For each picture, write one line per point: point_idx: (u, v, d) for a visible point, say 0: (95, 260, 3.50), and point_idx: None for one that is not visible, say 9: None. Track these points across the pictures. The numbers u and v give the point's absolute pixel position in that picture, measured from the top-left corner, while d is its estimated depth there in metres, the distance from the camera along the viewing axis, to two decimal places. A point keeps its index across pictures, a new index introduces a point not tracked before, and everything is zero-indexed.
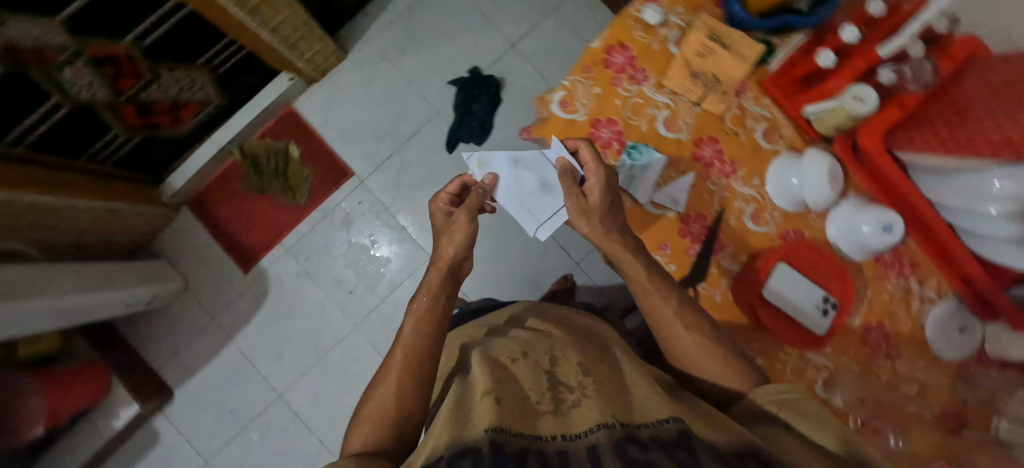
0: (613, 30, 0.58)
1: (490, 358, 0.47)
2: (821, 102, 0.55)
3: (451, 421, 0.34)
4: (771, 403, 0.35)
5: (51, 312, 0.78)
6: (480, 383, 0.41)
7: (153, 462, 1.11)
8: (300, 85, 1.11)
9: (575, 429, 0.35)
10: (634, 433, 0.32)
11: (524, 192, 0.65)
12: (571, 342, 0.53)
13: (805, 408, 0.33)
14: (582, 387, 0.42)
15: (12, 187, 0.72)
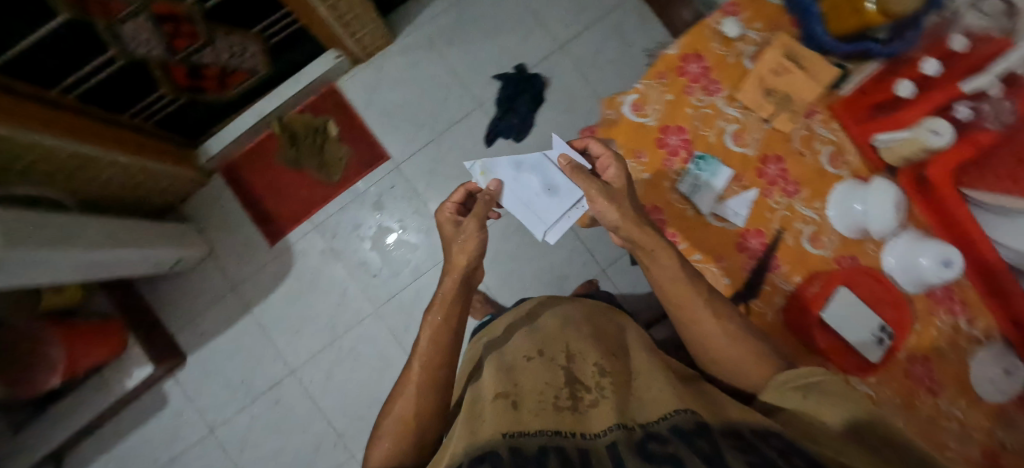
0: (690, 39, 0.58)
1: (509, 365, 0.53)
2: (895, 131, 0.55)
3: (475, 430, 0.41)
4: (794, 388, 0.40)
5: (76, 263, 0.76)
6: (500, 389, 0.48)
7: (160, 423, 1.12)
8: (345, 64, 1.11)
9: (593, 429, 0.40)
10: (655, 430, 0.36)
11: (528, 198, 0.67)
12: (587, 336, 0.55)
13: (823, 389, 0.38)
14: (599, 386, 0.46)
15: (62, 133, 0.74)
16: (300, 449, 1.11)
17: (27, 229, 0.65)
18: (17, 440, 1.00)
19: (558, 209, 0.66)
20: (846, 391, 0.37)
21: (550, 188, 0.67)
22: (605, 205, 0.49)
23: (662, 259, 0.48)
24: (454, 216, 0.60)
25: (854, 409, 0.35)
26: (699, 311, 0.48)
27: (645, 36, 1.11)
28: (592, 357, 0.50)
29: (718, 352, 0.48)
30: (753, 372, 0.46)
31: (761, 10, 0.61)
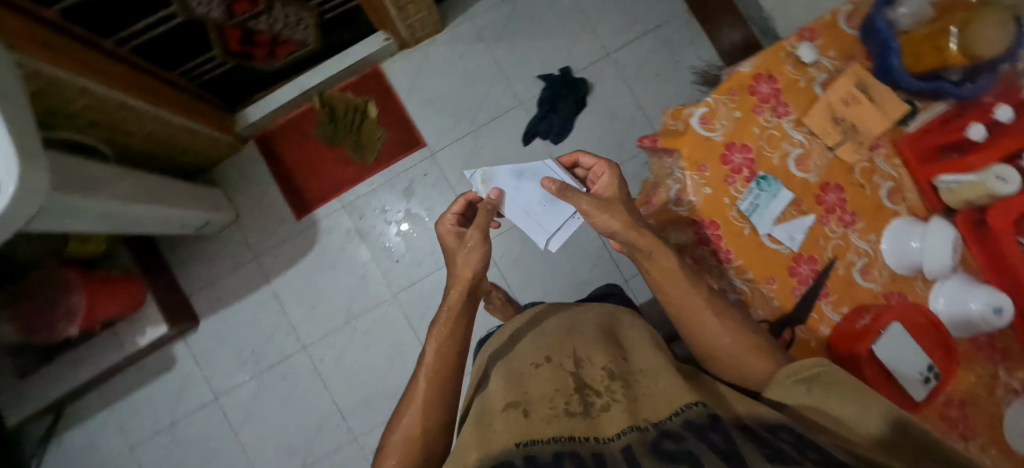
0: (765, 59, 0.60)
1: (511, 371, 0.46)
2: (959, 174, 0.56)
3: (482, 443, 0.36)
4: (801, 381, 0.39)
5: (109, 216, 0.74)
6: (504, 399, 0.41)
7: (166, 384, 1.12)
8: (392, 47, 1.10)
9: (607, 433, 0.35)
10: (669, 427, 0.32)
11: (528, 207, 0.66)
12: (597, 336, 0.49)
13: (831, 380, 0.37)
14: (610, 389, 0.40)
15: (109, 82, 0.73)
16: (303, 426, 1.10)
17: (71, 176, 0.65)
18: (25, 384, 1.00)
19: (558, 219, 0.65)
20: (855, 380, 0.35)
21: (549, 198, 0.65)
22: (606, 216, 0.50)
23: (660, 259, 0.50)
24: (455, 228, 0.60)
25: (863, 403, 0.33)
26: (702, 313, 0.49)
27: (693, 54, 1.12)
28: (602, 357, 0.44)
29: (724, 355, 0.47)
30: (752, 364, 0.45)
31: (836, 39, 0.61)
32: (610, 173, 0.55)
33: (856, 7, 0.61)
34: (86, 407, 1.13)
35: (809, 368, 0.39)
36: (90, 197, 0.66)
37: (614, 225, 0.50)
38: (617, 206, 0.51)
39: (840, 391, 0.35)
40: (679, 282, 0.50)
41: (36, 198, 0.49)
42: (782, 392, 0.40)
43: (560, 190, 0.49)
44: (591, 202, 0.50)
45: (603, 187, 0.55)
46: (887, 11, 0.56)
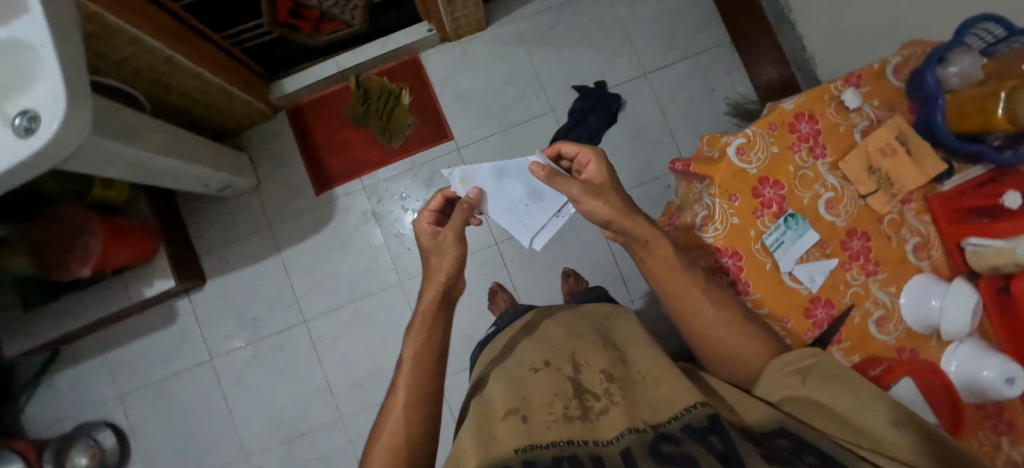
0: (808, 98, 0.60)
1: (509, 377, 0.46)
2: (987, 238, 0.55)
3: (482, 448, 0.35)
4: (795, 370, 0.41)
5: (139, 166, 0.75)
6: (504, 404, 0.41)
7: (165, 337, 1.13)
8: (434, 39, 1.12)
9: (606, 434, 0.35)
10: (668, 431, 0.32)
11: (509, 204, 0.55)
12: (594, 339, 0.49)
13: (825, 370, 0.40)
14: (608, 392, 0.40)
15: (156, 35, 0.73)
16: (292, 399, 1.11)
17: (113, 121, 0.66)
18: (28, 319, 1.01)
19: (546, 214, 0.55)
20: (845, 373, 0.39)
21: (534, 190, 0.55)
22: (596, 203, 0.45)
23: (657, 249, 0.48)
24: (432, 226, 0.51)
25: (857, 392, 0.37)
26: (697, 301, 0.47)
27: (728, 85, 1.13)
28: (599, 363, 0.44)
29: (719, 341, 0.47)
30: (745, 356, 0.46)
31: (881, 88, 0.62)
32: (597, 158, 0.48)
33: (905, 59, 0.61)
34: (82, 350, 1.13)
35: (800, 360, 0.42)
36: (125, 145, 0.67)
37: (605, 214, 0.45)
38: (608, 192, 0.47)
39: (832, 384, 0.38)
40: (676, 273, 0.48)
41: (79, 138, 0.49)
42: (772, 383, 0.42)
43: (550, 174, 0.44)
44: (582, 187, 0.45)
45: (592, 175, 0.48)
46: (939, 67, 0.56)
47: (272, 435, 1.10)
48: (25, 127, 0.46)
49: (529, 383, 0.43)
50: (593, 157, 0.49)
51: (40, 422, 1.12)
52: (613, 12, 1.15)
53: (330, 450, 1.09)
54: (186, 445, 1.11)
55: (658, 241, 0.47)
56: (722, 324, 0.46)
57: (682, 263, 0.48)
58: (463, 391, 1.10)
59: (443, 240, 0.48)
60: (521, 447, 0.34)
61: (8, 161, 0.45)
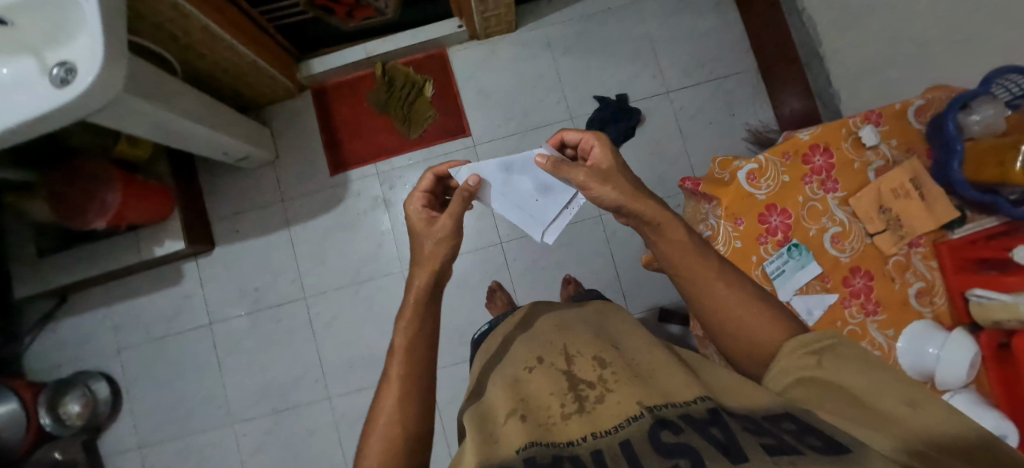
0: (826, 131, 0.61)
1: (503, 381, 0.41)
2: (993, 291, 0.54)
3: (479, 450, 0.31)
4: (808, 353, 0.33)
5: (163, 126, 0.76)
6: (502, 407, 0.36)
7: (168, 297, 1.16)
8: (463, 36, 1.14)
9: (604, 425, 0.31)
10: (664, 416, 0.28)
11: (514, 196, 0.53)
12: (585, 331, 0.45)
13: (844, 353, 0.32)
14: (602, 379, 0.36)
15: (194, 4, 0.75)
16: (284, 372, 1.12)
17: (144, 81, 0.68)
18: (41, 264, 1.04)
19: (554, 208, 0.52)
20: (872, 360, 0.31)
21: (541, 183, 0.52)
22: (605, 188, 0.40)
23: (671, 234, 0.40)
24: (425, 209, 0.50)
25: (883, 377, 0.29)
26: (716, 286, 0.40)
27: (749, 112, 1.13)
28: (590, 350, 0.40)
29: (735, 326, 0.39)
30: (765, 339, 0.37)
31: (901, 129, 0.62)
32: (600, 143, 0.45)
33: (929, 102, 0.60)
34: (88, 300, 1.16)
35: (817, 342, 0.34)
36: (154, 105, 0.69)
37: (616, 198, 0.40)
38: (615, 176, 0.42)
39: (854, 367, 0.30)
40: (690, 254, 0.40)
41: (111, 94, 0.51)
42: (780, 367, 0.33)
43: (555, 162, 0.43)
44: (589, 173, 0.41)
45: (597, 158, 0.45)
46: (961, 113, 0.56)
47: (259, 406, 1.12)
48: (62, 77, 0.48)
49: (523, 383, 0.39)
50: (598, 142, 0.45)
51: (40, 365, 1.15)
52: (642, 27, 1.16)
53: (315, 427, 1.10)
54: (176, 405, 1.13)
55: (673, 225, 0.40)
56: (740, 309, 0.39)
57: (700, 244, 0.41)
58: (452, 384, 1.10)
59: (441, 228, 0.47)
60: (525, 445, 0.30)
61: (44, 108, 0.47)
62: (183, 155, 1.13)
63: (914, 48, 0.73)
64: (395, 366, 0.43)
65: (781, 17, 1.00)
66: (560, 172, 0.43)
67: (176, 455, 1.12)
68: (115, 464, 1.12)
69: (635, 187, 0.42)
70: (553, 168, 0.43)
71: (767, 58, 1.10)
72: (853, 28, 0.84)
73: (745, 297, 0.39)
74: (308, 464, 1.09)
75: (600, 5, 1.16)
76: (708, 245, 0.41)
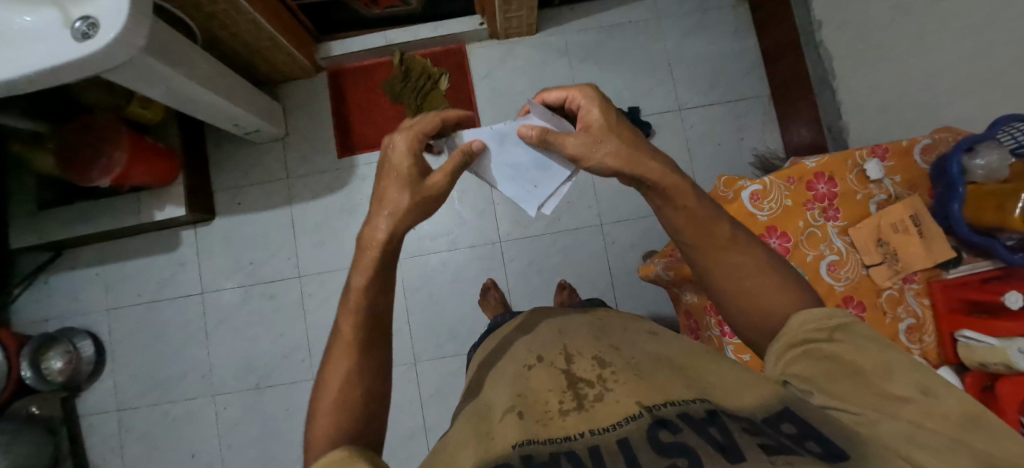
0: (831, 161, 0.62)
1: (502, 379, 0.41)
2: (982, 334, 0.55)
3: (476, 444, 0.31)
4: (818, 330, 0.31)
5: (175, 90, 0.76)
6: (499, 403, 0.36)
7: (163, 263, 1.16)
8: (483, 34, 1.15)
9: (601, 423, 0.31)
10: (662, 416, 0.29)
11: (505, 166, 0.45)
12: (584, 333, 0.45)
13: (856, 331, 0.30)
14: (602, 379, 0.36)
15: None
16: (271, 349, 1.12)
17: (162, 43, 0.68)
18: (38, 216, 1.04)
19: (553, 183, 0.45)
20: (885, 341, 0.29)
21: (538, 153, 0.44)
22: (598, 154, 0.34)
23: (679, 199, 0.34)
24: (419, 155, 0.37)
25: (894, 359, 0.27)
26: (722, 251, 0.36)
27: (758, 137, 1.15)
28: (590, 350, 0.40)
29: (737, 292, 0.36)
30: (767, 302, 0.35)
31: (905, 166, 0.63)
32: (591, 99, 0.38)
33: (935, 142, 0.62)
34: (82, 258, 1.16)
35: (829, 319, 0.31)
36: (171, 70, 0.70)
37: (609, 165, 0.34)
38: (609, 134, 0.35)
39: (867, 346, 0.29)
40: (699, 219, 0.35)
41: (130, 52, 0.52)
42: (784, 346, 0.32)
43: (542, 136, 0.38)
44: (578, 140, 0.35)
45: (590, 121, 0.37)
46: (965, 156, 0.56)
47: (242, 380, 1.12)
48: (83, 32, 0.48)
49: (519, 381, 0.39)
50: (591, 102, 0.38)
51: (27, 317, 1.15)
52: (660, 44, 1.17)
53: (295, 407, 1.10)
54: (158, 371, 1.13)
55: (683, 191, 0.34)
56: (743, 274, 0.36)
57: (711, 208, 0.35)
58: (438, 377, 1.10)
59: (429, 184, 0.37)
60: (520, 441, 0.30)
61: (61, 59, 0.47)
62: (194, 123, 1.14)
63: (925, 89, 0.74)
64: (336, 337, 0.36)
65: (798, 47, 1.01)
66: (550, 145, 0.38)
67: (153, 421, 1.11)
68: (91, 424, 1.12)
69: (632, 145, 0.34)
70: (542, 141, 0.39)
71: (780, 86, 1.11)
72: (868, 65, 0.85)
73: (751, 259, 0.36)
74: (285, 443, 1.09)
75: (621, 18, 1.18)
76: (719, 206, 0.36)
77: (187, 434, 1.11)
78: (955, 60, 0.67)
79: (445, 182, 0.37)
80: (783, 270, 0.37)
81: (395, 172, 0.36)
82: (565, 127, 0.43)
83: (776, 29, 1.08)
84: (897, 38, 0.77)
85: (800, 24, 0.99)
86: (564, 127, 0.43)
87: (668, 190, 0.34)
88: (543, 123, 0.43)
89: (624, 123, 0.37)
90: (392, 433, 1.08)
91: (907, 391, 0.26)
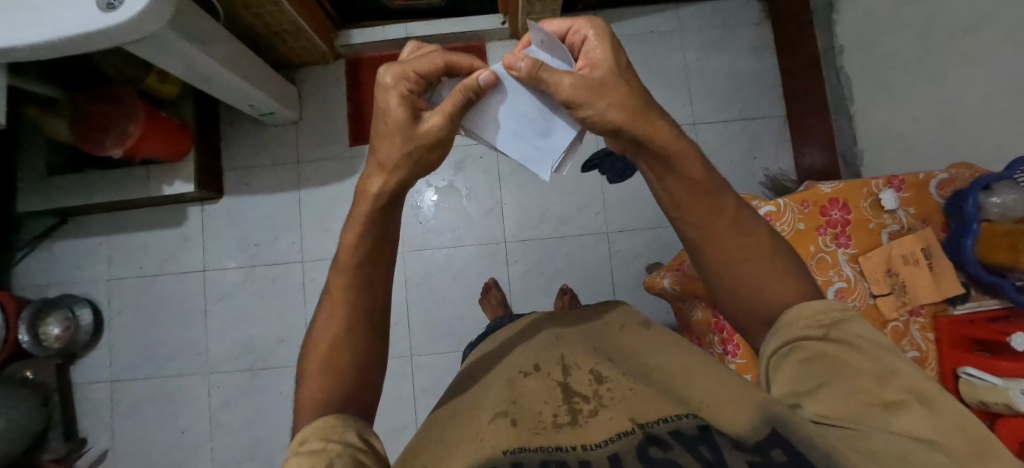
0: (847, 188, 0.64)
1: (495, 383, 0.40)
2: (986, 372, 0.54)
3: (466, 449, 0.30)
4: (815, 326, 0.31)
5: (192, 65, 0.75)
6: (491, 406, 0.36)
7: (166, 237, 1.16)
8: (505, 33, 1.15)
9: (595, 438, 0.30)
10: (654, 432, 0.29)
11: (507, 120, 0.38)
12: (582, 344, 0.44)
13: (853, 328, 0.30)
14: (597, 394, 0.35)
15: None
16: (269, 331, 1.12)
17: (184, 20, 0.67)
18: (47, 181, 1.04)
19: (564, 139, 0.38)
20: (884, 341, 0.29)
21: (543, 103, 0.37)
22: (601, 103, 0.29)
23: (684, 167, 0.33)
24: (413, 98, 0.33)
25: (894, 362, 0.27)
26: (725, 231, 0.36)
27: (770, 157, 1.15)
28: (587, 363, 0.39)
29: (737, 278, 0.36)
30: (769, 293, 0.35)
31: (921, 199, 0.63)
32: (601, 37, 0.33)
33: (952, 177, 0.62)
34: (87, 226, 1.16)
35: (823, 316, 0.31)
36: (191, 46, 0.69)
37: (613, 119, 0.30)
38: (613, 85, 0.30)
39: (865, 346, 0.28)
40: (703, 192, 0.34)
41: (157, 24, 0.52)
42: (779, 342, 0.32)
43: (533, 70, 0.31)
44: (578, 83, 0.30)
45: (593, 62, 0.33)
46: (981, 194, 0.55)
47: (238, 360, 1.12)
48: (109, 1, 0.48)
49: (514, 388, 0.38)
50: (599, 40, 0.33)
51: (29, 281, 1.15)
52: (681, 56, 1.17)
53: (288, 392, 1.10)
54: (154, 345, 1.13)
55: (688, 158, 0.33)
56: (743, 258, 0.36)
57: (715, 181, 0.35)
58: (432, 372, 1.10)
59: (423, 129, 0.31)
60: (512, 449, 0.30)
61: (85, 26, 0.47)
62: (209, 101, 1.14)
63: (943, 124, 0.74)
64: (321, 318, 0.35)
65: (818, 70, 1.01)
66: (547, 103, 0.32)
67: (145, 394, 1.12)
68: (85, 392, 1.12)
69: (639, 100, 0.31)
70: (532, 77, 0.32)
71: (796, 108, 1.11)
72: (889, 92, 0.85)
73: (755, 243, 0.36)
74: (276, 427, 1.09)
75: (643, 28, 1.18)
76: (724, 183, 0.36)
77: (179, 409, 1.11)
78: (976, 96, 0.66)
79: (440, 128, 0.31)
80: (793, 279, 0.36)
81: (385, 121, 0.32)
82: (570, 63, 0.36)
83: (797, 50, 1.08)
84: (921, 69, 0.76)
85: (822, 47, 0.99)
86: (568, 64, 0.36)
87: (674, 158, 0.32)
88: (546, 57, 0.36)
89: (631, 74, 0.33)
90: (383, 424, 1.08)
91: (901, 397, 0.25)
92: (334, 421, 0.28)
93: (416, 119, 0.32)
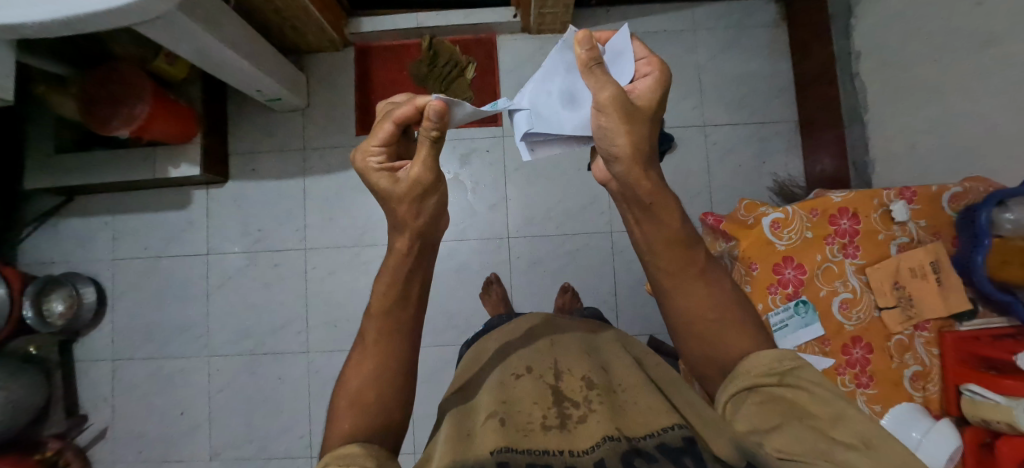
0: (858, 197, 0.63)
1: (488, 383, 0.40)
2: (988, 391, 0.54)
3: (454, 448, 0.30)
4: (769, 374, 0.30)
5: (200, 48, 0.75)
6: (485, 407, 0.35)
7: (169, 218, 1.16)
8: (515, 27, 1.13)
9: (583, 444, 0.30)
10: (640, 445, 0.28)
11: (545, 82, 0.37)
12: (578, 349, 0.44)
13: (807, 376, 0.29)
14: (588, 399, 0.35)
15: None
16: (270, 316, 1.13)
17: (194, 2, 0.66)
18: (53, 160, 1.04)
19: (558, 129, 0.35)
20: (837, 388, 0.28)
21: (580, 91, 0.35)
22: (618, 127, 0.30)
23: (661, 214, 0.34)
24: (387, 166, 0.34)
25: (847, 408, 0.26)
26: (695, 278, 0.35)
27: (779, 163, 1.14)
28: (580, 368, 0.39)
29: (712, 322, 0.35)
30: (727, 340, 0.34)
31: (932, 211, 0.62)
32: (660, 83, 0.32)
33: (965, 190, 0.61)
34: (93, 205, 1.16)
35: (778, 364, 0.30)
36: (202, 29, 0.69)
37: (621, 149, 0.31)
38: (642, 118, 0.31)
39: (817, 390, 0.27)
40: (678, 238, 0.35)
41: (166, 8, 0.51)
42: (737, 387, 0.31)
43: (590, 62, 0.30)
44: (617, 95, 0.30)
45: (639, 93, 0.32)
46: (996, 209, 0.54)
47: (239, 344, 1.12)
48: None
49: (501, 389, 0.37)
50: (655, 84, 0.32)
51: (33, 257, 1.16)
52: (693, 57, 1.16)
53: (287, 377, 1.11)
54: (155, 326, 1.14)
55: (667, 206, 0.34)
56: (716, 305, 0.35)
57: (691, 234, 0.35)
58: (430, 364, 1.11)
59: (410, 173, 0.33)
60: (499, 449, 0.29)
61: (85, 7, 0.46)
62: (217, 85, 1.14)
63: (957, 136, 0.72)
64: None
65: (833, 77, 0.99)
66: (591, 77, 0.31)
67: (147, 374, 1.13)
68: (85, 369, 1.13)
69: (649, 147, 0.33)
70: (585, 68, 0.31)
71: (808, 115, 1.10)
72: (902, 103, 0.83)
73: (723, 288, 0.36)
74: (275, 412, 1.10)
75: (656, 27, 1.16)
76: (699, 234, 0.36)
77: (179, 391, 1.12)
78: (990, 111, 0.65)
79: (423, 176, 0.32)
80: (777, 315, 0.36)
81: (379, 193, 0.35)
82: (624, 81, 0.34)
83: (812, 56, 1.06)
84: (939, 81, 0.74)
85: (838, 52, 0.97)
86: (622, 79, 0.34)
87: (654, 205, 0.33)
88: (614, 68, 0.35)
89: (659, 126, 0.34)
90: None
91: (848, 438, 0.23)
92: (360, 449, 0.27)
93: (398, 175, 0.34)
